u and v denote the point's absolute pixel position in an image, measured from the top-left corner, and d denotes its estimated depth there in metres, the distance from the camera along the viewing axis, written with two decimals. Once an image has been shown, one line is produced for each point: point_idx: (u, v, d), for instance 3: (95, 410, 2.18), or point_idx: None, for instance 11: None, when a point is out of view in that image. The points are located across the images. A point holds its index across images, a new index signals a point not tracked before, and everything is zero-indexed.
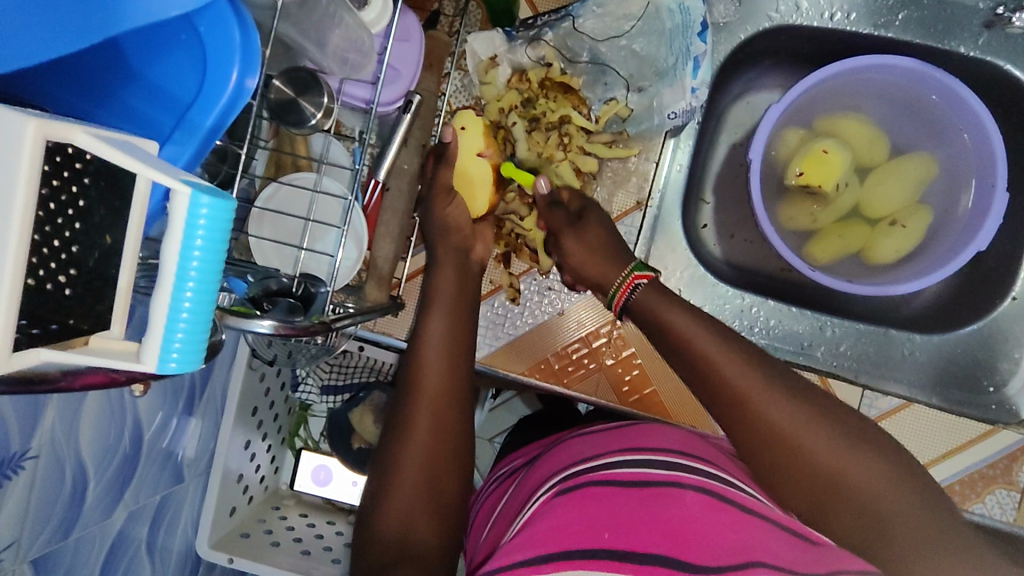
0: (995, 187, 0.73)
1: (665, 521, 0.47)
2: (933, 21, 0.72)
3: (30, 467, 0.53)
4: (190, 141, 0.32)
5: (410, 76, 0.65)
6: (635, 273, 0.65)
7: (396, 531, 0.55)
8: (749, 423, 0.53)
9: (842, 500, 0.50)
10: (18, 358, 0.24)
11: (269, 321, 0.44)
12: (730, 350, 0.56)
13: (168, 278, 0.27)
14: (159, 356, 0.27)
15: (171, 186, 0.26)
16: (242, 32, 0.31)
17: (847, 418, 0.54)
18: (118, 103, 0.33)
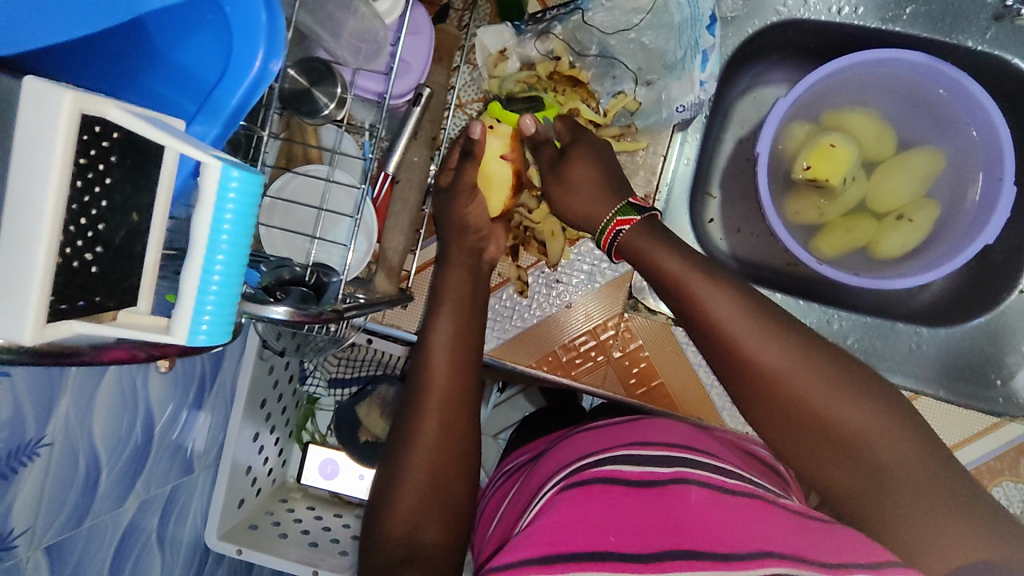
0: (1003, 180, 0.73)
1: (673, 515, 0.47)
2: (941, 15, 0.72)
3: (45, 454, 0.53)
4: (215, 121, 0.33)
5: (421, 68, 0.66)
6: (619, 218, 0.63)
7: (407, 520, 0.56)
8: (765, 400, 0.52)
9: (868, 482, 0.49)
10: (50, 329, 0.25)
11: (283, 308, 0.44)
12: (761, 323, 0.53)
13: (198, 251, 0.28)
14: (190, 327, 0.28)
15: (202, 160, 0.27)
16: (269, 15, 0.31)
17: (886, 395, 0.51)
18: (144, 84, 0.34)
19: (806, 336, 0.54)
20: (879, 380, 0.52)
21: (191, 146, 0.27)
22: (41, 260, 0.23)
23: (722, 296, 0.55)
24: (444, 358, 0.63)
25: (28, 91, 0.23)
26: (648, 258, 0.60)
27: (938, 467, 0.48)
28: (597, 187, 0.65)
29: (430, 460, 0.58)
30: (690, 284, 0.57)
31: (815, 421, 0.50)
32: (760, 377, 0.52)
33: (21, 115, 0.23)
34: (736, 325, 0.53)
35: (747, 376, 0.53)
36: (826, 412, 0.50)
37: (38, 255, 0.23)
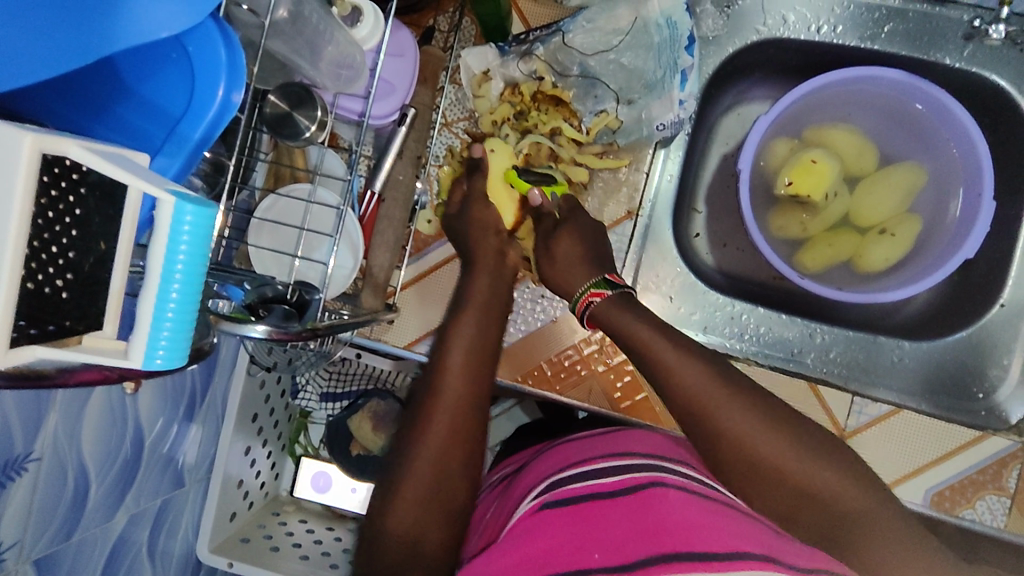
0: (981, 196, 0.73)
1: (651, 523, 0.48)
2: (919, 33, 0.74)
3: (34, 468, 0.54)
4: (177, 155, 0.34)
5: (405, 89, 0.68)
6: (591, 290, 0.66)
7: (396, 536, 0.56)
8: (726, 445, 0.54)
9: (836, 529, 0.51)
10: (15, 354, 0.25)
11: (263, 327, 0.46)
12: (722, 384, 0.55)
13: (152, 281, 0.28)
14: (146, 352, 0.29)
15: (154, 194, 0.28)
16: (227, 48, 0.33)
17: (842, 448, 0.54)
18: (112, 118, 0.35)
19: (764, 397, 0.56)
20: (833, 431, 0.55)
21: (145, 180, 0.28)
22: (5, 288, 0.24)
23: (685, 358, 0.57)
24: (461, 361, 0.62)
25: None
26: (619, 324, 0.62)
27: (895, 510, 0.51)
28: (577, 261, 0.68)
29: (434, 464, 0.57)
30: (657, 345, 0.59)
31: (784, 476, 0.52)
32: (727, 439, 0.53)
33: None
34: (700, 392, 0.55)
35: (712, 433, 0.54)
36: (793, 467, 0.52)
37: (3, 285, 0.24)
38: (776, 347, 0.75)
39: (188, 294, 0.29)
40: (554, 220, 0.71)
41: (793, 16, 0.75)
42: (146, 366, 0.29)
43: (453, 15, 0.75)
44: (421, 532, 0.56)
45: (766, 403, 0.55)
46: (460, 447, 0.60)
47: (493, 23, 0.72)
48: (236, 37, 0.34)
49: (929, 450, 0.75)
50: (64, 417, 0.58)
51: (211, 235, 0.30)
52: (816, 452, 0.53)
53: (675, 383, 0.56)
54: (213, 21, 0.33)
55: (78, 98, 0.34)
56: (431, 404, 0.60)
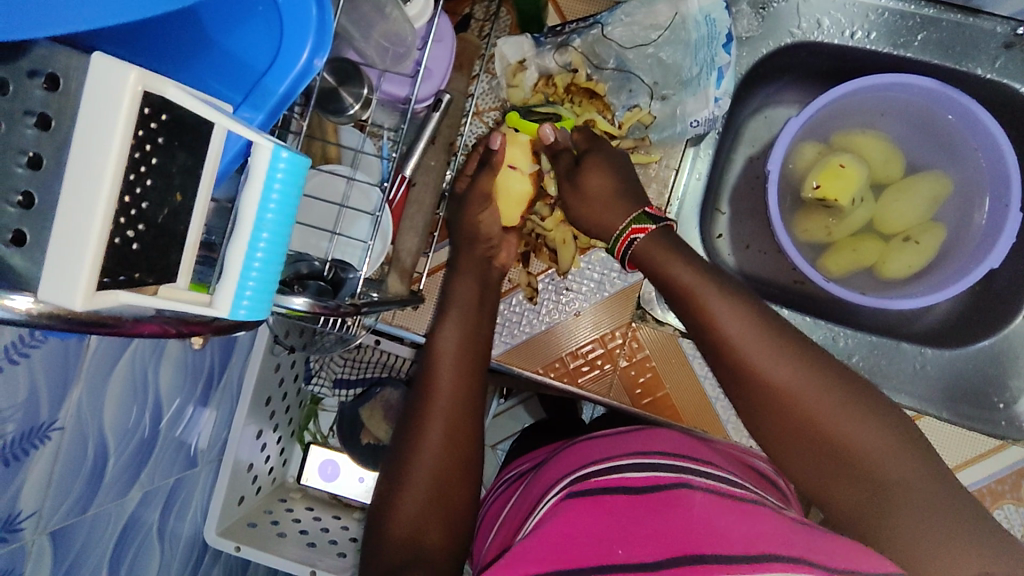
0: (1009, 207, 0.73)
1: (681, 520, 0.47)
2: (952, 43, 0.74)
3: (56, 438, 0.54)
4: (261, 108, 0.34)
5: (443, 76, 0.67)
6: (634, 226, 0.61)
7: (407, 530, 0.57)
8: (752, 386, 0.53)
9: (875, 508, 0.49)
10: (98, 298, 0.25)
11: (304, 299, 0.45)
12: (767, 338, 0.53)
13: (244, 229, 0.30)
14: (232, 302, 0.30)
15: (255, 142, 0.30)
16: (319, 9, 0.33)
17: (883, 410, 0.51)
18: (190, 72, 0.35)
19: (809, 349, 0.54)
20: (886, 401, 0.53)
21: (242, 128, 0.30)
22: (95, 229, 0.24)
23: (737, 313, 0.54)
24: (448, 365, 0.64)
25: (94, 67, 0.24)
26: (658, 268, 0.59)
27: (943, 487, 0.49)
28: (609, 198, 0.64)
29: (432, 464, 0.59)
30: (699, 293, 0.56)
31: (826, 446, 0.51)
32: (755, 380, 0.53)
33: (86, 93, 0.24)
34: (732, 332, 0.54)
35: (740, 373, 0.54)
36: (835, 434, 0.50)
37: (92, 222, 0.24)
38: None
39: (276, 243, 0.31)
40: (572, 157, 0.69)
41: (828, 20, 0.75)
42: (230, 316, 0.30)
43: (489, 5, 0.75)
44: (421, 528, 0.57)
45: (807, 352, 0.53)
46: (466, 431, 0.62)
47: (531, 14, 0.71)
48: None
49: (948, 458, 0.76)
50: (88, 388, 0.57)
51: (300, 189, 0.32)
52: (852, 408, 0.51)
53: (703, 315, 0.56)
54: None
55: (151, 50, 0.33)
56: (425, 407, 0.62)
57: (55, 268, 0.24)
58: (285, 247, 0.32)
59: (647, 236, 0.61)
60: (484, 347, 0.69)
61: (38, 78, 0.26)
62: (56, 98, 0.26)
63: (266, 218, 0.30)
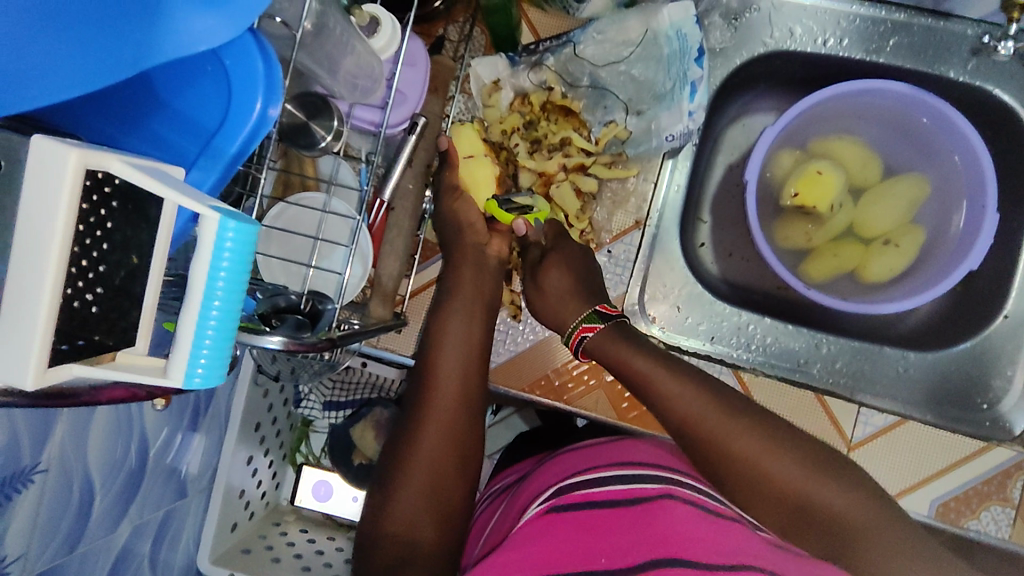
0: (985, 209, 0.74)
1: (661, 530, 0.49)
2: (923, 47, 0.74)
3: (39, 480, 0.53)
4: (212, 168, 0.34)
5: (416, 99, 0.67)
6: (584, 324, 0.68)
7: (402, 525, 0.57)
8: (711, 451, 0.57)
9: (846, 548, 0.53)
10: (51, 372, 0.25)
11: (278, 338, 0.45)
12: (716, 406, 0.59)
13: (193, 300, 0.29)
14: (185, 371, 0.30)
15: (200, 213, 0.29)
16: (264, 63, 0.33)
17: (834, 463, 0.57)
18: (147, 131, 0.35)
19: (759, 415, 0.59)
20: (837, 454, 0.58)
21: (184, 199, 0.29)
22: (46, 303, 0.24)
23: (690, 392, 0.60)
24: (452, 369, 0.64)
25: (34, 149, 0.24)
26: (619, 355, 0.65)
27: (896, 526, 0.53)
28: (568, 294, 0.70)
29: (431, 464, 0.59)
30: (656, 379, 0.62)
31: (792, 500, 0.55)
32: (713, 444, 0.57)
33: (29, 170, 0.24)
34: (687, 408, 0.59)
35: (698, 438, 0.58)
36: (797, 489, 0.55)
37: (43, 295, 0.24)
38: (782, 357, 0.75)
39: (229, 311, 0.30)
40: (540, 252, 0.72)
41: (799, 28, 0.75)
42: (184, 385, 0.30)
43: (463, 26, 0.75)
44: (414, 525, 0.57)
45: (755, 416, 0.59)
46: (462, 434, 0.62)
47: (506, 33, 0.72)
48: (273, 51, 0.33)
49: (934, 462, 0.76)
50: (71, 428, 0.57)
51: (251, 255, 0.31)
52: (806, 462, 0.56)
53: (656, 388, 0.62)
54: (253, 36, 0.32)
55: (112, 112, 0.34)
56: (422, 410, 0.62)
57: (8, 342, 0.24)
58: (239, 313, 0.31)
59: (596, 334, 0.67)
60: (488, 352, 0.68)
61: None
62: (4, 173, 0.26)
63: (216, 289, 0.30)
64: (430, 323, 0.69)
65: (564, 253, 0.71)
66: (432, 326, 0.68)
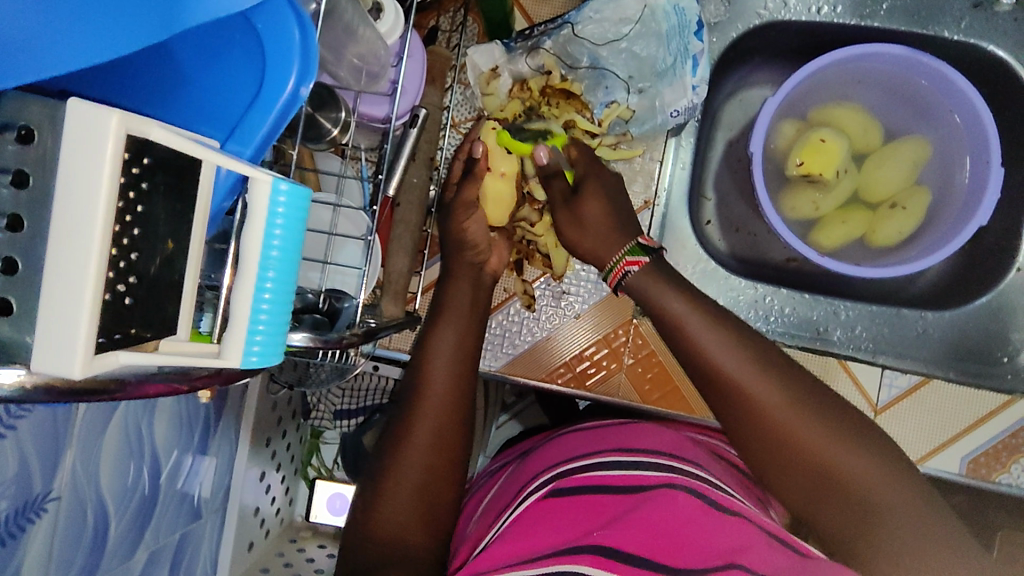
0: (990, 163, 0.74)
1: (660, 520, 0.48)
2: (917, 8, 0.74)
3: (52, 509, 0.51)
4: (249, 142, 0.32)
5: (416, 90, 0.65)
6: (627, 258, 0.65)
7: (392, 527, 0.55)
8: (741, 407, 0.56)
9: (863, 527, 0.51)
10: (99, 362, 0.24)
11: (302, 335, 0.43)
12: (750, 360, 0.57)
13: (249, 270, 0.29)
14: (243, 350, 0.28)
15: (251, 176, 0.28)
16: (301, 32, 0.31)
17: (864, 434, 0.55)
18: (174, 106, 0.33)
19: (793, 377, 0.57)
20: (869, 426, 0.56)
21: (234, 163, 0.28)
22: (89, 287, 0.22)
23: (722, 344, 0.58)
24: (440, 369, 0.63)
25: (72, 115, 0.22)
26: (652, 301, 0.63)
27: (921, 503, 0.51)
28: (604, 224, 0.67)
29: (423, 463, 0.58)
30: (689, 325, 0.60)
31: (813, 467, 0.53)
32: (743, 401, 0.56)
33: (64, 143, 0.22)
34: (719, 361, 0.57)
35: (728, 394, 0.57)
36: (829, 464, 0.53)
37: (82, 279, 0.22)
38: (802, 328, 0.75)
39: (283, 281, 0.29)
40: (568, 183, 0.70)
41: None
42: (241, 365, 0.29)
43: (455, 15, 0.74)
44: (406, 527, 0.54)
45: (788, 377, 0.57)
46: (453, 435, 0.60)
47: (499, 19, 0.71)
48: (310, 20, 0.32)
49: (958, 420, 0.76)
50: (82, 451, 0.54)
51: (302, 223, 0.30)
52: (833, 431, 0.54)
53: (686, 342, 0.60)
54: (289, 3, 0.31)
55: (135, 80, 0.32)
56: (415, 408, 0.60)
57: (45, 336, 0.22)
58: (292, 286, 0.30)
59: (641, 267, 0.64)
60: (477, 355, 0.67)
61: (13, 130, 0.24)
62: (30, 154, 0.24)
63: (270, 259, 0.29)
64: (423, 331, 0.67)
65: (598, 179, 0.69)
66: (426, 332, 0.66)
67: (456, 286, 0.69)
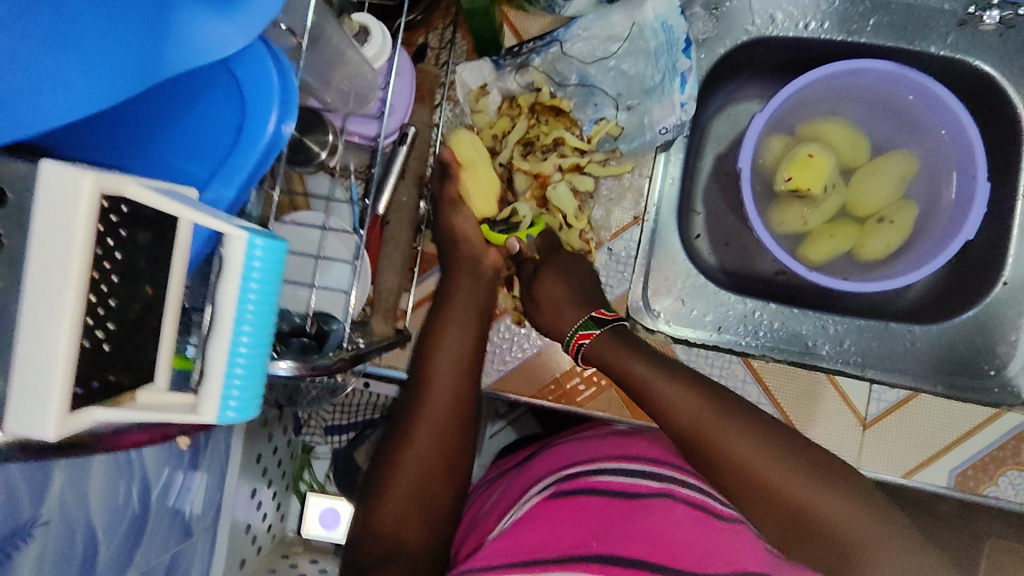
0: (976, 178, 0.75)
1: (655, 532, 0.49)
2: (903, 24, 0.75)
3: (40, 534, 0.50)
4: (232, 182, 0.33)
5: (404, 109, 0.65)
6: (579, 333, 0.69)
7: (389, 529, 0.58)
8: (713, 455, 0.58)
9: (841, 556, 0.54)
10: (75, 420, 0.24)
11: (286, 363, 0.43)
12: (713, 409, 0.60)
13: (224, 324, 0.29)
14: (219, 405, 0.28)
15: (226, 232, 0.28)
16: (279, 72, 0.32)
17: (829, 467, 0.58)
18: (152, 154, 0.33)
19: (754, 417, 0.60)
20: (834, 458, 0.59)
21: (210, 218, 0.28)
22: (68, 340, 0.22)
23: (686, 396, 0.61)
24: (449, 378, 0.64)
25: (47, 176, 0.22)
26: (619, 363, 0.66)
27: (890, 526, 0.55)
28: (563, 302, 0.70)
29: (420, 469, 0.60)
30: (650, 377, 0.63)
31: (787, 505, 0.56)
32: (711, 451, 0.58)
33: (40, 202, 0.22)
34: (686, 410, 0.60)
35: (698, 444, 0.59)
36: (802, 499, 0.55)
37: (62, 333, 0.23)
38: (791, 342, 0.76)
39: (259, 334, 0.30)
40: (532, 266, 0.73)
41: (780, 14, 0.76)
42: (217, 419, 0.29)
43: (443, 32, 0.74)
44: (402, 527, 0.58)
45: (750, 418, 0.60)
46: (454, 446, 0.62)
47: (488, 36, 0.71)
48: (286, 63, 0.33)
49: (946, 431, 0.75)
50: (70, 475, 0.53)
51: (280, 274, 0.30)
52: (800, 467, 0.57)
53: (656, 391, 0.62)
54: (264, 47, 0.32)
55: (114, 133, 0.33)
56: (416, 415, 0.62)
57: (23, 388, 0.22)
58: (269, 337, 0.31)
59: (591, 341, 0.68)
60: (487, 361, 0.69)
61: None
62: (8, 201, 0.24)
63: (246, 312, 0.29)
64: (428, 331, 0.68)
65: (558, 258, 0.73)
66: (428, 338, 0.68)
67: (447, 305, 0.69)
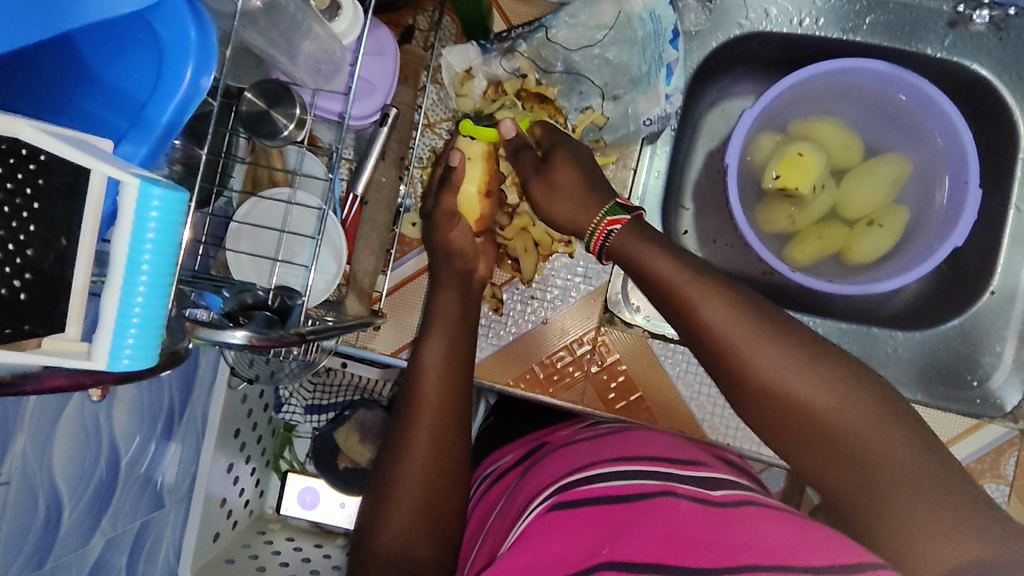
0: (969, 184, 0.73)
1: (664, 527, 0.43)
2: (899, 24, 0.73)
3: (0, 494, 0.50)
4: (145, 140, 0.34)
5: (386, 89, 0.65)
6: (609, 218, 0.59)
7: (397, 541, 0.55)
8: (731, 368, 0.49)
9: (870, 497, 0.45)
10: None
11: (243, 332, 0.41)
12: (744, 316, 0.50)
13: (116, 271, 0.29)
14: (110, 351, 0.29)
15: (120, 177, 0.28)
16: (198, 30, 0.34)
17: (883, 397, 0.47)
18: (74, 107, 0.35)
19: (799, 332, 0.50)
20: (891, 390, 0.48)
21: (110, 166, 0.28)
22: None
23: (716, 298, 0.51)
24: (433, 375, 0.62)
25: None
26: (635, 260, 0.55)
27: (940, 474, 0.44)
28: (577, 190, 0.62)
29: (421, 469, 0.57)
30: (672, 278, 0.53)
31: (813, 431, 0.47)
32: (732, 362, 0.49)
33: None
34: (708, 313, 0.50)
35: (716, 353, 0.50)
36: (835, 427, 0.46)
37: None
38: None
39: (156, 282, 0.30)
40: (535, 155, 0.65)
41: (774, 9, 0.75)
42: (111, 366, 0.29)
43: (432, 14, 0.74)
44: (410, 541, 0.54)
45: (795, 334, 0.50)
46: (451, 444, 0.59)
47: (475, 19, 0.71)
48: (207, 18, 0.34)
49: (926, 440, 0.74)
50: (34, 436, 0.53)
51: (180, 222, 0.30)
52: (845, 389, 0.47)
53: (666, 294, 0.53)
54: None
55: (36, 83, 0.34)
56: (412, 418, 0.60)
57: None
58: (169, 286, 0.31)
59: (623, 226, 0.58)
60: (472, 353, 0.67)
61: None
62: None
63: (142, 259, 0.29)
64: (415, 344, 0.66)
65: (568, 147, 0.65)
66: (416, 343, 0.66)
67: None
